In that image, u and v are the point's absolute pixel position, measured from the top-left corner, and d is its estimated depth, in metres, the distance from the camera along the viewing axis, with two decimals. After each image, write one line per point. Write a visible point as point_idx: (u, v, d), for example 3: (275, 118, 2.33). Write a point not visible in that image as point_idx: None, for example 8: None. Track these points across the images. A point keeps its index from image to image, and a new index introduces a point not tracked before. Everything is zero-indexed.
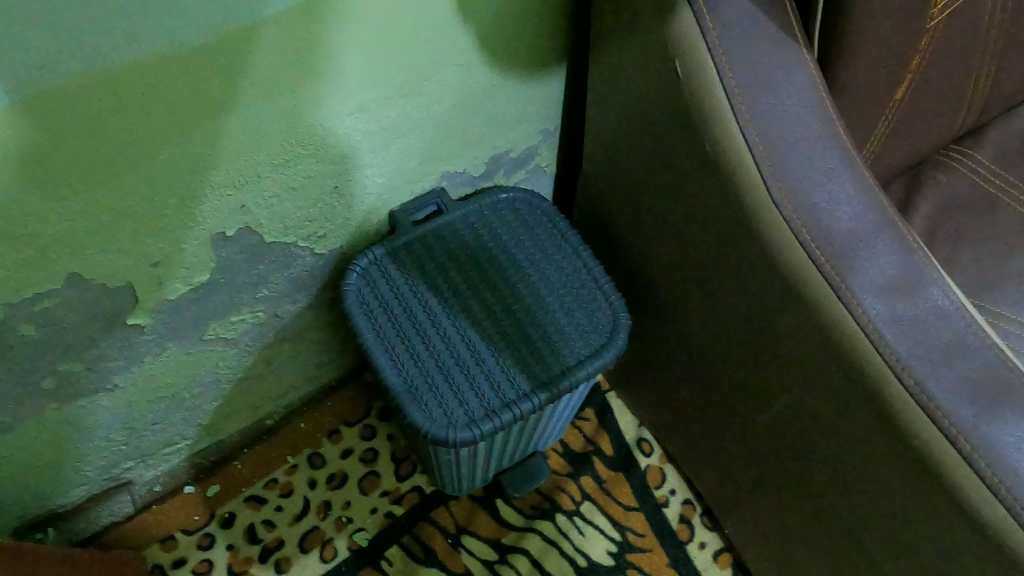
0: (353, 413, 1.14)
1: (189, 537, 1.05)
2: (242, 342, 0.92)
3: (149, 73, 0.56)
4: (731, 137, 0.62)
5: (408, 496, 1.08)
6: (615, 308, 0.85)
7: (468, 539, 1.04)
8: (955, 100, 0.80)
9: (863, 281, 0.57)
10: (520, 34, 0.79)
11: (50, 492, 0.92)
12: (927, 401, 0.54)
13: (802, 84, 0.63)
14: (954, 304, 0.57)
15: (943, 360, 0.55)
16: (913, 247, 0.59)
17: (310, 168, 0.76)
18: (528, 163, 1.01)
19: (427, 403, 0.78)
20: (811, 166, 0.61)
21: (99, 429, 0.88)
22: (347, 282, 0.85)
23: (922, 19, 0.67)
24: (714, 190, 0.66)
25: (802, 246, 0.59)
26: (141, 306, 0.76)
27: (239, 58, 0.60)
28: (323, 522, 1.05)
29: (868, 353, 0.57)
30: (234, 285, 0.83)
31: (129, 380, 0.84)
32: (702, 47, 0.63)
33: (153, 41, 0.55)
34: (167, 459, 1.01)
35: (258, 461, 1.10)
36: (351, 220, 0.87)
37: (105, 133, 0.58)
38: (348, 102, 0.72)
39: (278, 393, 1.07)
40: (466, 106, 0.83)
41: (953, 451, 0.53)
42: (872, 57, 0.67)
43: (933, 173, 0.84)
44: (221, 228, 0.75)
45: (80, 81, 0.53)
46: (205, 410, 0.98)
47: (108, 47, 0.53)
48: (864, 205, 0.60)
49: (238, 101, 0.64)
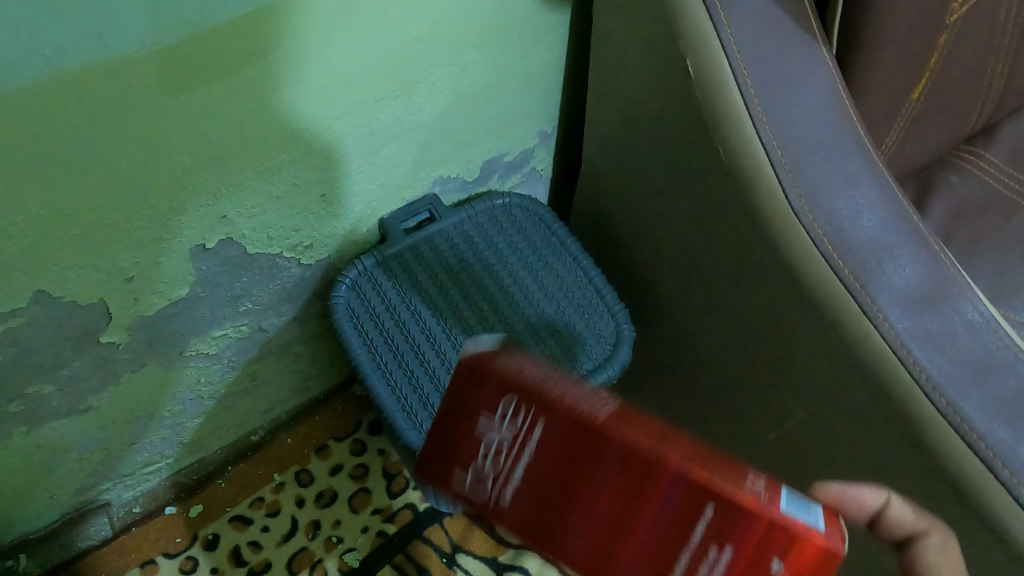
0: (342, 427, 1.10)
1: (171, 561, 0.98)
2: (224, 357, 0.87)
3: (120, 76, 0.52)
4: (746, 140, 0.58)
5: (401, 513, 1.04)
6: (618, 320, 0.82)
7: (464, 558, 1.00)
8: (970, 99, 0.77)
9: (888, 294, 0.54)
10: (517, 31, 0.76)
11: (21, 517, 0.87)
12: (961, 423, 0.51)
13: (821, 83, 0.59)
14: (984, 318, 0.54)
15: (975, 378, 0.52)
16: (939, 258, 0.56)
17: (296, 175, 0.72)
18: (523, 166, 0.97)
19: (422, 423, 0.74)
20: (830, 171, 0.57)
21: (72, 450, 0.83)
22: (335, 294, 0.81)
23: (943, 14, 0.64)
24: (729, 197, 0.62)
25: (824, 257, 0.56)
26: (116, 323, 0.72)
27: (222, 57, 0.56)
28: (311, 543, 1.01)
29: (896, 370, 0.53)
30: (216, 298, 0.78)
31: (105, 401, 0.80)
32: (715, 44, 0.59)
33: (123, 42, 0.50)
34: (146, 478, 0.97)
35: (242, 479, 1.05)
36: (339, 230, 0.83)
37: (71, 141, 0.53)
38: (336, 105, 0.68)
39: (263, 409, 1.02)
40: (460, 108, 0.79)
41: (990, 477, 0.50)
42: (891, 56, 0.64)
43: (945, 175, 0.81)
44: (202, 240, 0.70)
45: (38, 86, 0.49)
46: (187, 427, 0.94)
47: (71, 47, 0.48)
48: (887, 213, 0.57)
49: (221, 103, 0.59)
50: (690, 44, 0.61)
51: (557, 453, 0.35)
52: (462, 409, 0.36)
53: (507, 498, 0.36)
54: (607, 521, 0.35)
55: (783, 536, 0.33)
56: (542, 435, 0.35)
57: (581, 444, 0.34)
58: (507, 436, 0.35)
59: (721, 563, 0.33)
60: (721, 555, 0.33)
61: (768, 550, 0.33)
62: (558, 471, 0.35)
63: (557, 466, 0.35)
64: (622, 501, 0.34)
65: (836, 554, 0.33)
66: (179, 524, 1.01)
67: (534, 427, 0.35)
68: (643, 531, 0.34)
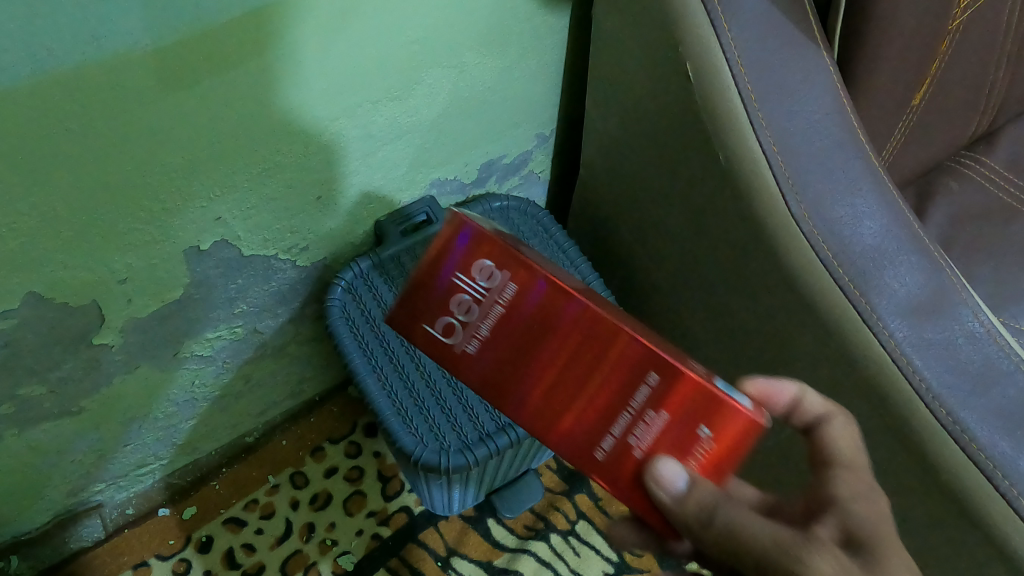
0: (337, 429, 1.09)
1: (164, 564, 0.97)
2: (218, 359, 0.87)
3: (113, 77, 0.51)
4: (747, 146, 0.58)
5: (397, 516, 1.03)
6: None
7: (459, 562, 1.00)
8: (971, 105, 0.77)
9: (889, 303, 0.54)
10: (517, 32, 0.75)
11: (12, 518, 0.86)
12: (962, 434, 0.50)
13: (822, 89, 0.59)
14: (985, 327, 0.54)
15: (975, 388, 0.51)
16: (940, 266, 0.56)
17: (292, 176, 0.71)
18: (521, 168, 0.96)
19: (418, 428, 0.74)
20: (831, 178, 0.57)
21: (65, 452, 0.82)
22: (330, 297, 0.80)
23: (945, 19, 0.64)
24: (730, 202, 0.62)
25: (823, 265, 0.55)
26: (108, 325, 0.71)
27: (217, 58, 0.55)
28: (306, 546, 1.00)
29: (895, 380, 0.52)
30: (210, 300, 0.78)
31: (97, 402, 0.79)
32: (715, 48, 0.59)
33: (116, 44, 0.49)
34: (140, 480, 0.96)
35: (236, 481, 1.04)
36: (335, 232, 0.82)
37: (63, 142, 0.53)
38: (332, 106, 0.67)
39: (258, 410, 1.02)
40: (459, 109, 0.79)
41: (990, 488, 0.49)
42: (892, 61, 0.63)
43: (945, 180, 0.81)
44: (196, 242, 0.69)
45: (29, 87, 0.48)
46: (181, 429, 0.93)
47: (63, 47, 0.47)
48: (888, 220, 0.56)
49: (216, 104, 0.58)
50: (691, 48, 0.60)
51: (526, 315, 0.42)
52: (444, 271, 0.43)
53: (472, 347, 0.43)
54: (560, 374, 0.42)
55: (710, 409, 0.40)
56: (512, 296, 0.42)
57: (545, 308, 0.42)
58: (480, 292, 0.42)
59: (653, 421, 0.41)
60: (657, 416, 0.41)
61: (697, 417, 0.40)
62: (522, 328, 0.42)
63: (523, 325, 0.42)
64: (575, 358, 0.42)
65: (758, 426, 0.41)
66: (172, 526, 1.00)
67: (507, 286, 0.42)
68: (590, 385, 0.42)
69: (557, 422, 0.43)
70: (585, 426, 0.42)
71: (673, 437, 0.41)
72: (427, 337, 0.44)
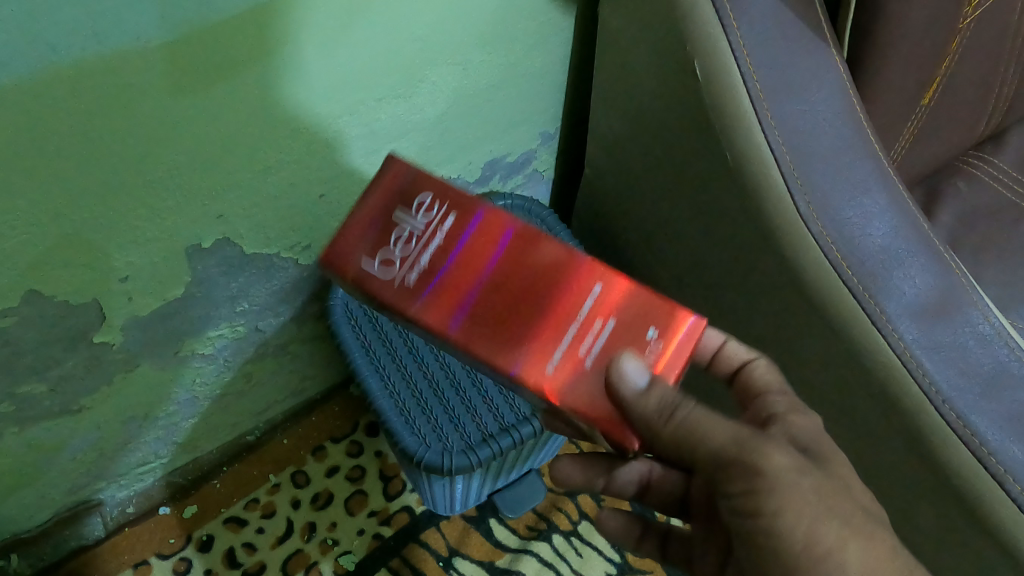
0: (339, 428, 1.09)
1: (165, 562, 0.97)
2: (220, 358, 0.86)
3: (115, 74, 0.50)
4: (755, 146, 0.57)
5: (398, 516, 1.03)
6: None
7: (461, 562, 0.99)
8: (980, 105, 0.76)
9: (898, 304, 0.53)
10: (522, 29, 0.75)
11: (12, 517, 0.86)
12: (972, 438, 0.50)
13: (831, 88, 0.58)
14: (996, 329, 0.53)
15: (986, 391, 0.51)
16: (950, 267, 0.55)
17: (295, 174, 0.70)
18: (525, 167, 0.95)
19: (420, 428, 0.73)
20: (839, 178, 0.56)
21: (65, 450, 0.81)
22: (333, 296, 0.80)
23: (955, 18, 0.63)
24: (737, 202, 0.61)
25: (832, 266, 0.55)
26: (109, 323, 0.70)
27: (220, 55, 0.55)
28: (307, 545, 1.00)
29: (905, 382, 0.52)
30: (212, 298, 0.77)
31: (98, 401, 0.78)
32: (724, 47, 0.58)
33: (118, 40, 0.49)
34: (141, 478, 0.96)
35: (237, 480, 1.04)
36: (338, 230, 0.82)
37: (64, 139, 0.52)
38: (336, 104, 0.66)
39: (258, 409, 1.01)
40: (463, 107, 0.78)
41: (1001, 493, 0.49)
42: (902, 60, 0.62)
43: (953, 181, 0.80)
44: (198, 240, 0.69)
45: (30, 83, 0.47)
46: (182, 428, 0.92)
47: (64, 44, 0.47)
48: (898, 221, 0.56)
49: (219, 102, 0.58)
50: (699, 46, 0.60)
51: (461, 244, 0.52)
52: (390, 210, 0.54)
53: (412, 275, 0.52)
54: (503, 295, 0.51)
55: (650, 312, 0.50)
56: (449, 226, 0.53)
57: (481, 233, 0.52)
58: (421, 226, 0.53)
59: (601, 328, 0.50)
60: (605, 324, 0.50)
61: (642, 321, 0.50)
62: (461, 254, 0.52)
63: (464, 252, 0.52)
64: (523, 281, 0.51)
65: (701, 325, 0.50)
66: (173, 525, 1.00)
67: (444, 218, 0.53)
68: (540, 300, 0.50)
69: (508, 336, 0.50)
70: (541, 344, 0.50)
71: (622, 338, 0.50)
72: (370, 275, 0.52)
